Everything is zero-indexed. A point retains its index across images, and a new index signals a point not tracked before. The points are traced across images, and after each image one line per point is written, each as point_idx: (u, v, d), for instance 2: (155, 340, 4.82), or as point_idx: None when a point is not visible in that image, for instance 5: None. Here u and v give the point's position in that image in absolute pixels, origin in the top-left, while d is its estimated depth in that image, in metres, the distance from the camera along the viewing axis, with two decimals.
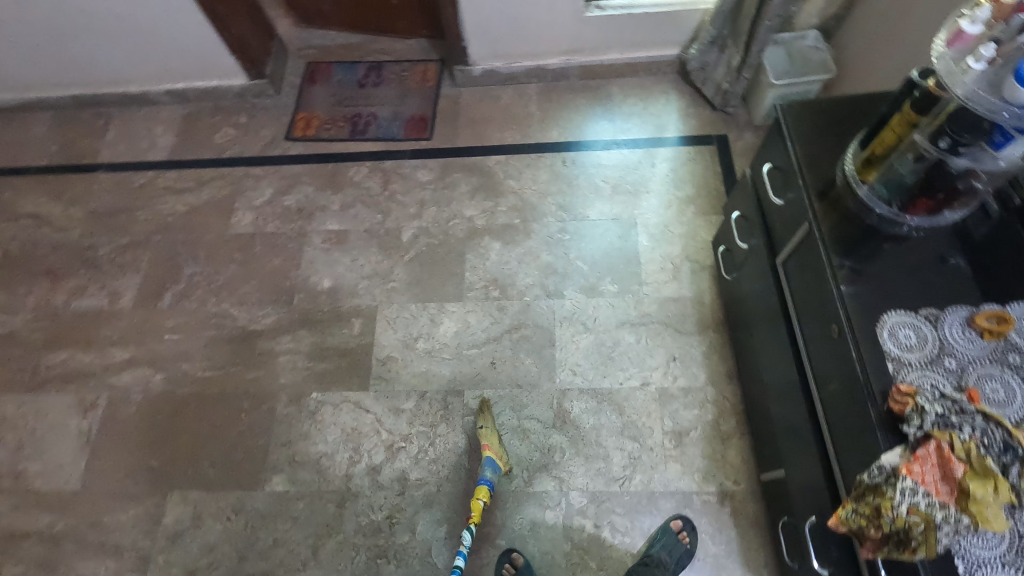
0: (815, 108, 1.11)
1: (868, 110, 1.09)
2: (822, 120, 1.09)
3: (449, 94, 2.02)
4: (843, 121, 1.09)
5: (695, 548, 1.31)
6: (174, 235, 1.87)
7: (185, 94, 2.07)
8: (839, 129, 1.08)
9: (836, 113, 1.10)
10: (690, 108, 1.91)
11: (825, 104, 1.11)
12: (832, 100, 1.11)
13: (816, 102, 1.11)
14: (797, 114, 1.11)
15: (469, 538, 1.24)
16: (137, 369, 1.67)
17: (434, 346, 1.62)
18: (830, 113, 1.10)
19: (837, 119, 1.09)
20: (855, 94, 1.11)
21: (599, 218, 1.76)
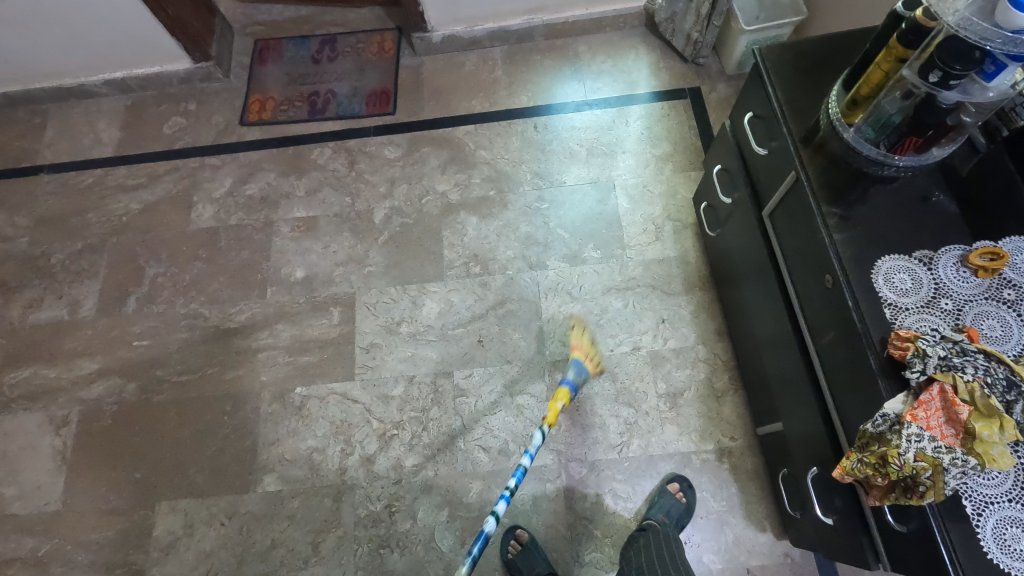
0: (794, 50, 1.06)
1: (850, 50, 1.05)
2: (802, 64, 1.05)
3: (410, 64, 1.92)
4: (824, 62, 1.05)
5: (693, 505, 1.35)
6: (132, 236, 1.76)
7: (126, 83, 1.93)
8: (819, 71, 1.04)
9: (816, 54, 1.05)
10: (661, 62, 1.85)
11: (804, 46, 1.06)
12: (811, 42, 1.07)
13: (795, 44, 1.07)
14: (775, 59, 1.07)
15: (540, 439, 1.01)
16: (108, 379, 1.59)
17: (418, 329, 1.57)
18: (810, 55, 1.06)
19: (817, 60, 1.05)
20: (834, 33, 1.07)
21: (576, 183, 1.70)
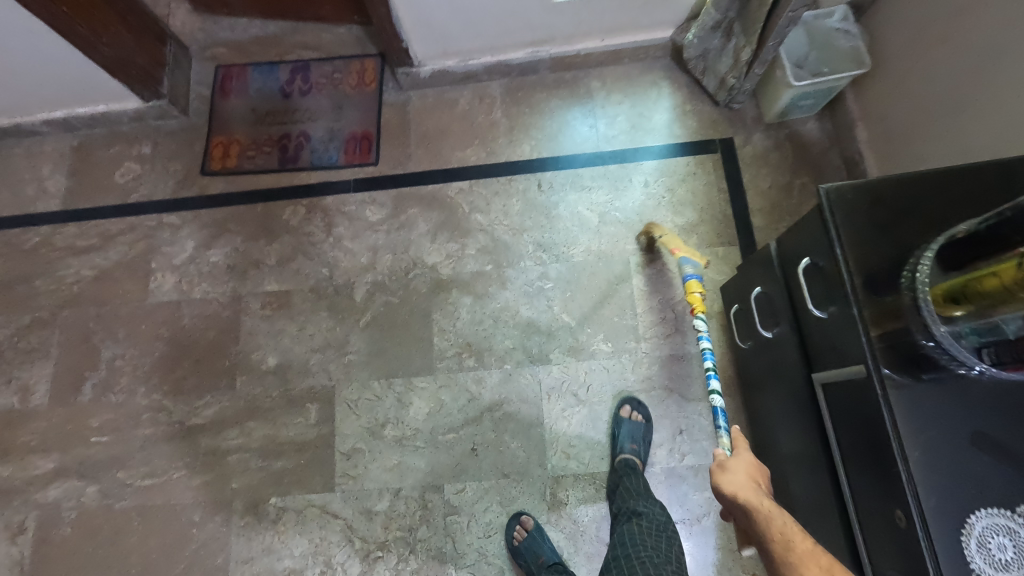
0: (872, 195, 0.83)
1: (948, 193, 0.81)
2: (881, 215, 0.82)
3: (395, 101, 1.65)
4: (909, 213, 0.81)
5: None
6: (84, 309, 1.57)
7: (69, 122, 1.67)
8: (903, 226, 0.81)
9: (901, 203, 0.82)
10: (688, 104, 1.57)
11: (886, 188, 0.82)
12: (896, 182, 0.82)
13: (873, 185, 0.83)
14: (847, 205, 0.83)
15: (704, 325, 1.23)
16: (66, 481, 1.45)
17: (404, 433, 1.41)
18: (892, 203, 0.82)
19: (900, 211, 0.82)
20: (925, 170, 0.82)
21: (585, 260, 1.48)
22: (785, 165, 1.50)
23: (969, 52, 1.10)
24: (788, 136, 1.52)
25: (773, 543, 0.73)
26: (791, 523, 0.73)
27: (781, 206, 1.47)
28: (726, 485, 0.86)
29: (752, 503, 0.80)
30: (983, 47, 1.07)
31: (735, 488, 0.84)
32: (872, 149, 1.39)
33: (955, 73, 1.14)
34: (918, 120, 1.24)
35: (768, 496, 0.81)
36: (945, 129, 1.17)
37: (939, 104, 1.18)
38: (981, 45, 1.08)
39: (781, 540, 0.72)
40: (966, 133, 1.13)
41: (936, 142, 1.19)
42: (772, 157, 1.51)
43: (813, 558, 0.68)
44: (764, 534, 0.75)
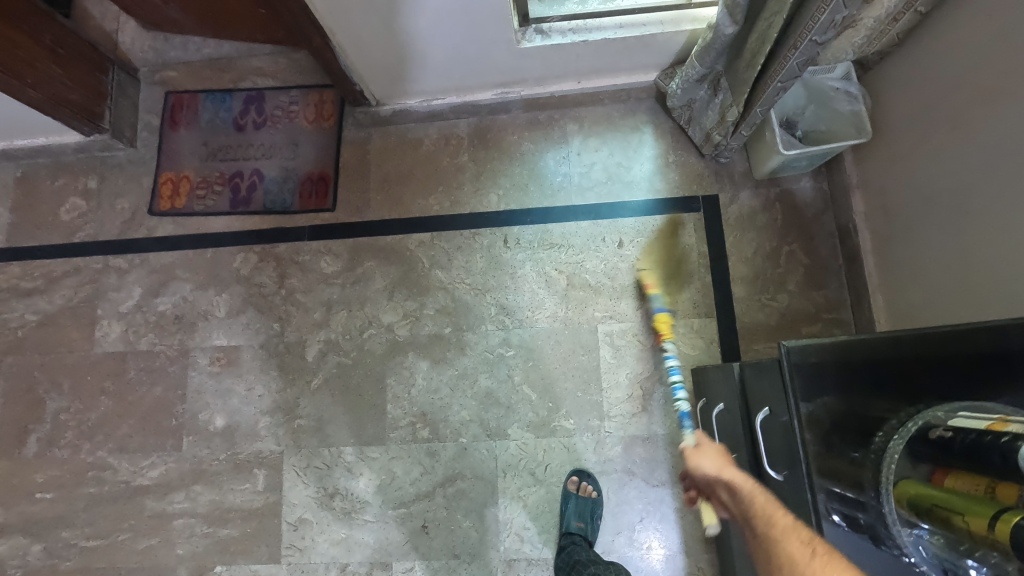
0: (840, 359, 0.78)
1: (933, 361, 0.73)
2: (848, 383, 0.77)
3: (355, 139, 1.52)
4: (879, 385, 0.75)
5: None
6: (29, 357, 1.50)
7: (10, 152, 1.57)
8: (874, 398, 0.75)
9: (871, 372, 0.76)
10: (672, 154, 1.43)
11: (857, 352, 0.76)
12: (869, 342, 0.76)
13: (844, 345, 0.77)
14: (809, 368, 0.79)
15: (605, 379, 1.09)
16: (11, 537, 1.41)
17: (353, 506, 1.35)
18: (863, 373, 0.76)
19: (871, 382, 0.76)
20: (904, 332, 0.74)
21: (549, 327, 1.38)
22: (773, 228, 1.37)
23: (982, 148, 0.95)
24: (780, 196, 1.38)
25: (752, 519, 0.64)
26: (773, 502, 0.64)
27: (766, 275, 1.35)
28: (705, 469, 0.79)
29: (734, 479, 0.72)
30: (994, 144, 0.93)
31: (715, 469, 0.78)
32: (868, 222, 1.26)
33: (964, 167, 1.00)
34: (919, 205, 1.11)
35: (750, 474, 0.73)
36: (947, 225, 1.05)
37: (944, 194, 1.04)
38: (994, 144, 0.93)
39: (759, 516, 0.63)
40: (970, 237, 1.00)
41: (937, 237, 1.07)
42: (759, 219, 1.38)
43: (794, 532, 0.58)
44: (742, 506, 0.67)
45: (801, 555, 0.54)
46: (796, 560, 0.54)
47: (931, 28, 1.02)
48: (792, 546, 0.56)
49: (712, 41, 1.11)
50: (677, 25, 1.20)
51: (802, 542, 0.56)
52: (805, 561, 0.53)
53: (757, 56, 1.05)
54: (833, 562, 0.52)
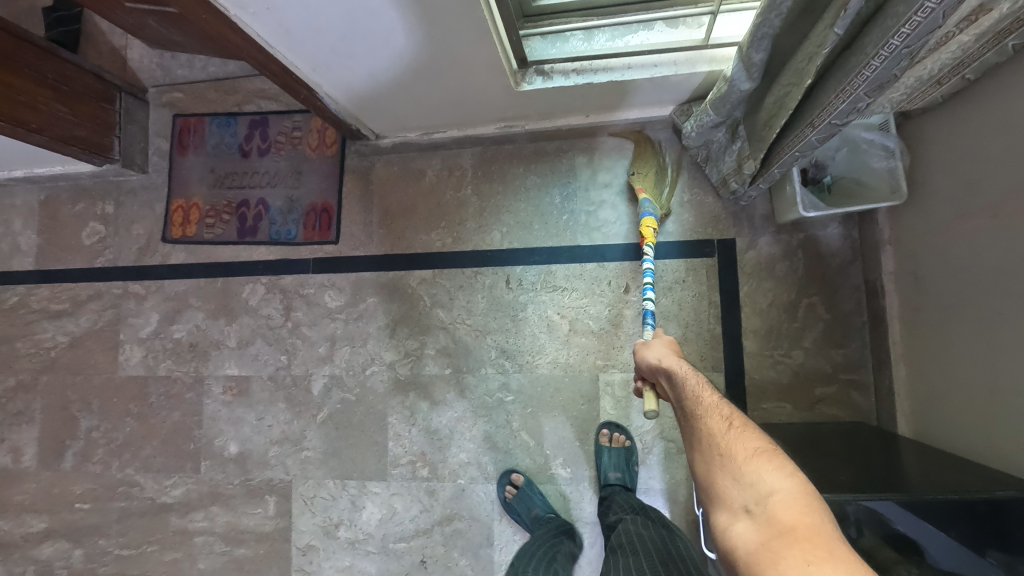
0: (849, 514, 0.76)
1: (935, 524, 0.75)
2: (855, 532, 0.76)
3: (357, 168, 1.48)
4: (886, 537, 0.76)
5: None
6: (62, 377, 1.60)
7: (33, 178, 1.61)
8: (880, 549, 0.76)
9: (880, 525, 0.76)
10: (688, 192, 1.33)
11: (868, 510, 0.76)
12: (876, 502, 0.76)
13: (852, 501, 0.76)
14: None
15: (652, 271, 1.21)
16: (57, 541, 1.55)
17: (357, 537, 1.40)
18: (867, 526, 0.76)
19: (876, 534, 0.76)
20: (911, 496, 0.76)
21: (549, 373, 1.36)
22: (793, 279, 1.27)
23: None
24: (803, 243, 1.27)
25: (685, 402, 0.76)
26: (701, 383, 0.77)
27: (781, 329, 1.27)
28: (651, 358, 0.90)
29: (671, 369, 0.83)
30: None
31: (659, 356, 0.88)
32: (897, 285, 1.15)
33: (1004, 262, 0.87)
34: (956, 289, 0.98)
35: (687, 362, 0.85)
36: (979, 319, 0.93)
37: (983, 283, 0.92)
38: None
39: (688, 397, 0.76)
40: (1002, 343, 0.88)
41: (968, 329, 0.96)
42: (778, 268, 1.28)
43: (716, 410, 0.72)
44: (676, 391, 0.79)
45: (724, 431, 0.68)
46: (721, 434, 0.68)
47: (980, 95, 0.89)
48: (717, 424, 0.70)
49: (727, 95, 0.99)
50: (693, 66, 1.09)
51: (722, 418, 0.70)
52: (729, 436, 0.67)
53: (774, 120, 0.93)
54: (749, 436, 0.67)
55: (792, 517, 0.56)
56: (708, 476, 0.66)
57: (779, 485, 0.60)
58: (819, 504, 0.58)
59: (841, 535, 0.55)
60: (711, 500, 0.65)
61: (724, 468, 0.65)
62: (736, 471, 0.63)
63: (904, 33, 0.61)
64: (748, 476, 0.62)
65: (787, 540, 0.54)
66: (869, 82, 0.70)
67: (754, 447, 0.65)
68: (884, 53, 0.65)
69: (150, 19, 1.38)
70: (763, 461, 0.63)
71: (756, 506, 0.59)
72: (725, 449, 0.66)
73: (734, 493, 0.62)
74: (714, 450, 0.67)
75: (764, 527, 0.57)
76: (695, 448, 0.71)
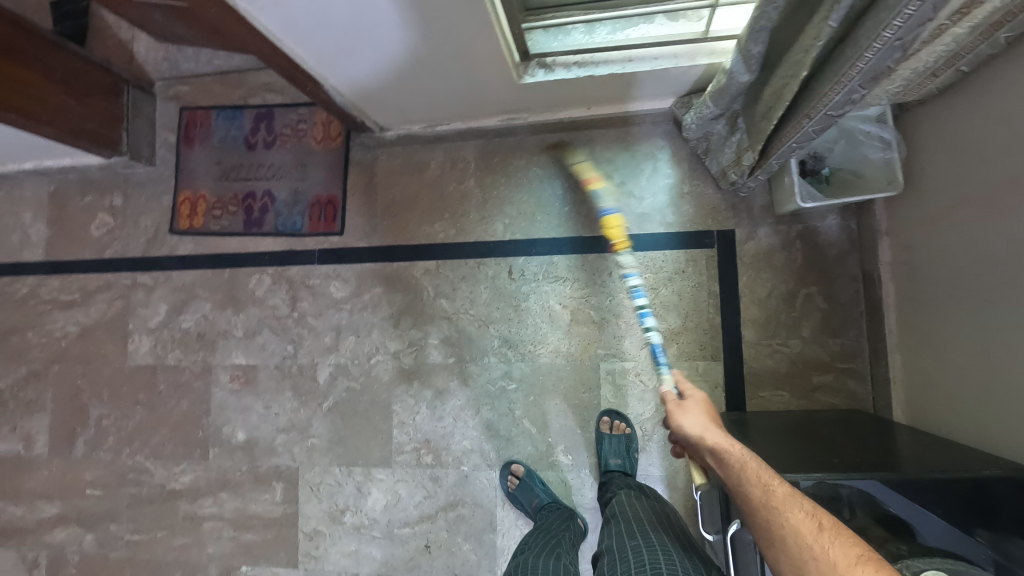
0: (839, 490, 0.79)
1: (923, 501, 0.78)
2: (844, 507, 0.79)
3: (362, 160, 1.50)
4: (876, 515, 0.78)
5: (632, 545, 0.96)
6: (72, 366, 1.62)
7: (42, 170, 1.64)
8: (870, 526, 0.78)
9: (868, 500, 0.79)
10: (688, 184, 1.35)
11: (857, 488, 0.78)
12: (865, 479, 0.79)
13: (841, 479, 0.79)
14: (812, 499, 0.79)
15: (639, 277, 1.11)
16: (69, 527, 1.58)
17: (362, 522, 1.43)
18: (857, 503, 0.79)
19: (866, 511, 0.78)
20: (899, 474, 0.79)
21: (552, 363, 1.38)
22: (792, 269, 1.29)
23: (1016, 236, 0.84)
24: (801, 233, 1.28)
25: (752, 494, 0.70)
26: (768, 475, 0.72)
27: (779, 319, 1.29)
28: (689, 429, 0.86)
29: (722, 450, 0.79)
30: None
31: (699, 430, 0.85)
32: (893, 275, 1.17)
33: (997, 251, 0.89)
34: (950, 278, 1.00)
35: (739, 442, 0.80)
36: (972, 307, 0.95)
37: (977, 272, 0.94)
38: None
39: (755, 485, 0.71)
40: (994, 330, 0.90)
41: (961, 317, 0.98)
42: (777, 259, 1.29)
43: (796, 506, 0.66)
44: (736, 479, 0.74)
45: (814, 532, 0.62)
46: (810, 537, 0.62)
47: (974, 86, 0.90)
48: (803, 522, 0.64)
49: (726, 87, 1.00)
50: (692, 58, 1.10)
51: (809, 518, 0.64)
52: (820, 539, 0.61)
53: (772, 112, 0.95)
54: (841, 535, 0.61)
55: None
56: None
57: None
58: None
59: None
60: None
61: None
62: None
63: (896, 26, 0.63)
64: None
65: None
66: (863, 73, 0.72)
67: (854, 550, 0.59)
68: (877, 45, 0.67)
69: (158, 13, 1.40)
70: (868, 568, 0.57)
71: None
72: (819, 554, 0.60)
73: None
74: (804, 555, 0.61)
75: None
76: (775, 548, 0.64)
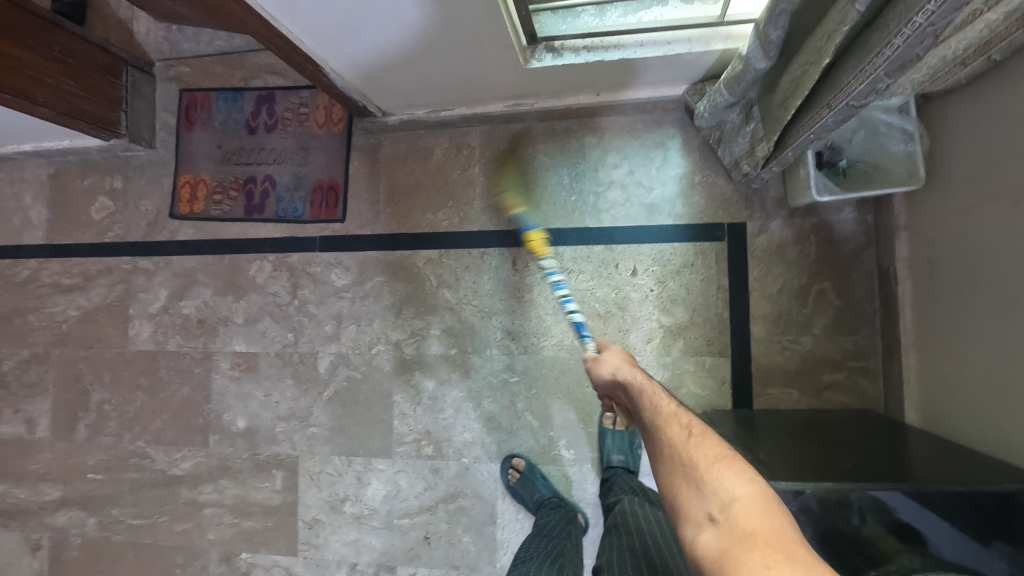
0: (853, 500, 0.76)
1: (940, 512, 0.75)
2: (857, 518, 0.76)
3: (364, 145, 1.47)
4: (890, 525, 0.75)
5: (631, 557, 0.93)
6: (74, 350, 1.62)
7: (42, 152, 1.62)
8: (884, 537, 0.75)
9: (884, 511, 0.75)
10: (699, 174, 1.30)
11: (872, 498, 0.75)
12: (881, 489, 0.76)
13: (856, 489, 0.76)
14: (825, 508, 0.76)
15: None
16: (71, 510, 1.59)
17: (362, 512, 1.43)
18: (871, 513, 0.76)
19: (881, 522, 0.75)
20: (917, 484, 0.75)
21: (554, 355, 1.35)
22: (805, 264, 1.25)
23: None
24: (816, 227, 1.24)
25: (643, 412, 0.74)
26: (658, 393, 0.74)
27: (790, 315, 1.25)
28: (600, 366, 0.86)
29: (624, 377, 0.80)
30: None
31: (608, 363, 0.85)
32: (911, 272, 1.13)
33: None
34: (972, 277, 0.96)
35: (642, 371, 0.81)
36: (995, 309, 0.91)
37: (1001, 272, 0.89)
38: None
39: (645, 407, 0.73)
40: (1016, 333, 0.86)
41: (982, 318, 0.94)
42: (789, 253, 1.25)
43: (674, 418, 0.70)
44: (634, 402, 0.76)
45: (684, 439, 0.67)
46: (681, 443, 0.66)
47: (1006, 76, 0.85)
48: (676, 433, 0.68)
49: (742, 73, 0.95)
50: (706, 44, 1.06)
51: (681, 427, 0.68)
52: (689, 445, 0.65)
53: (790, 100, 0.91)
54: (708, 442, 0.65)
55: (755, 525, 0.56)
56: (672, 485, 0.64)
57: (745, 495, 0.59)
58: (777, 505, 0.58)
59: (798, 533, 0.56)
60: (674, 513, 0.62)
61: (688, 478, 0.63)
62: (698, 481, 0.62)
63: (930, 10, 0.58)
64: (713, 486, 0.61)
65: (748, 546, 0.54)
66: (890, 61, 0.67)
67: (714, 454, 0.64)
68: (907, 32, 0.63)
69: None
70: (724, 468, 0.62)
71: (722, 518, 0.58)
72: (686, 459, 0.64)
73: (698, 505, 0.60)
74: (675, 460, 0.65)
75: (729, 538, 0.56)
76: (655, 459, 0.69)
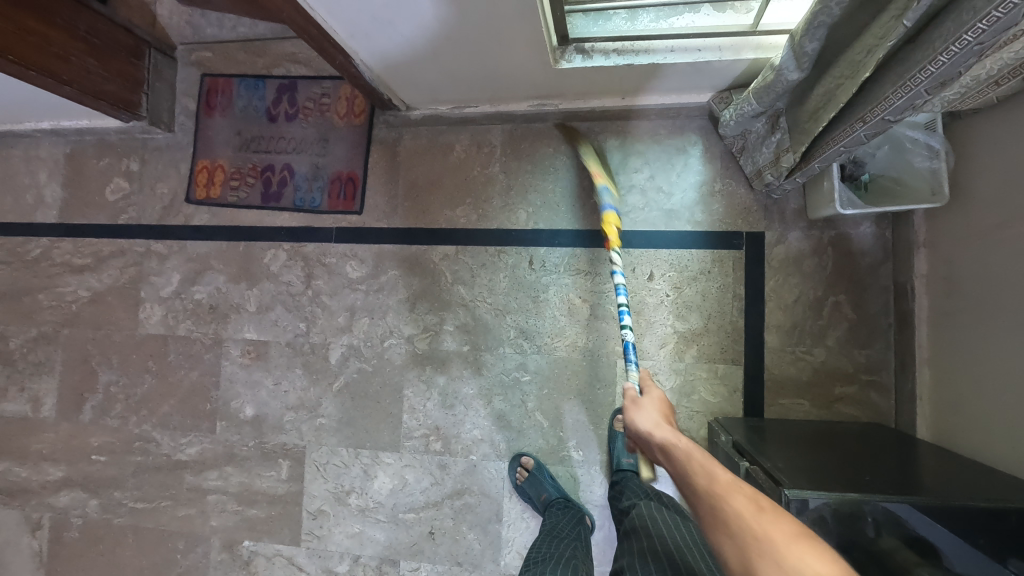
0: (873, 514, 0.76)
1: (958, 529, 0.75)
2: (876, 531, 0.76)
3: (385, 138, 1.46)
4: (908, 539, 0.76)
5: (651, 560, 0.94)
6: (83, 331, 1.61)
7: (59, 131, 1.61)
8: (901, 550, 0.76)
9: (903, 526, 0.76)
10: (720, 182, 1.31)
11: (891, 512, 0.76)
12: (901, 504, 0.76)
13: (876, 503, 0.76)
14: (844, 521, 0.76)
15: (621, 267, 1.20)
16: (73, 490, 1.58)
17: (367, 505, 1.43)
18: (890, 527, 0.76)
19: (899, 536, 0.76)
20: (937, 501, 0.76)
21: (567, 357, 1.36)
22: (821, 275, 1.25)
23: None
24: (834, 240, 1.25)
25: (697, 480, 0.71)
26: (708, 459, 0.72)
27: (804, 326, 1.26)
28: (641, 424, 0.89)
29: (668, 441, 0.80)
30: None
31: (649, 424, 0.87)
32: (928, 288, 1.14)
33: None
34: (992, 295, 0.97)
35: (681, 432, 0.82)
36: (1015, 328, 0.92)
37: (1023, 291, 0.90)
38: None
39: (699, 473, 0.71)
40: None
41: (1001, 337, 0.95)
42: (807, 264, 1.26)
43: (737, 488, 0.66)
44: (682, 466, 0.74)
45: (753, 513, 0.63)
46: (750, 516, 0.62)
47: None
48: (743, 504, 0.64)
49: (772, 83, 0.95)
50: (737, 52, 1.06)
51: (748, 499, 0.64)
52: (760, 518, 0.61)
53: (822, 112, 0.91)
54: (779, 516, 0.61)
55: None
56: (745, 564, 0.59)
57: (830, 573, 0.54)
58: None
59: None
60: None
61: (762, 555, 0.58)
62: (777, 559, 0.57)
63: (980, 29, 0.59)
64: (793, 564, 0.56)
65: None
66: (933, 78, 0.68)
67: (791, 529, 0.59)
68: (953, 49, 0.63)
69: None
70: (804, 546, 0.57)
71: None
72: (759, 533, 0.60)
73: None
74: (745, 534, 0.61)
75: None
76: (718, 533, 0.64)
